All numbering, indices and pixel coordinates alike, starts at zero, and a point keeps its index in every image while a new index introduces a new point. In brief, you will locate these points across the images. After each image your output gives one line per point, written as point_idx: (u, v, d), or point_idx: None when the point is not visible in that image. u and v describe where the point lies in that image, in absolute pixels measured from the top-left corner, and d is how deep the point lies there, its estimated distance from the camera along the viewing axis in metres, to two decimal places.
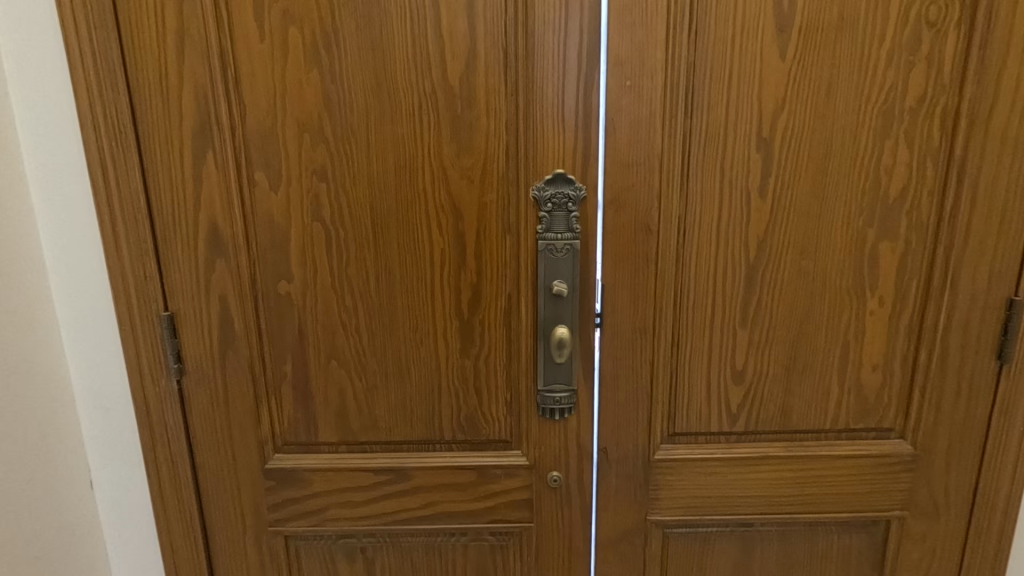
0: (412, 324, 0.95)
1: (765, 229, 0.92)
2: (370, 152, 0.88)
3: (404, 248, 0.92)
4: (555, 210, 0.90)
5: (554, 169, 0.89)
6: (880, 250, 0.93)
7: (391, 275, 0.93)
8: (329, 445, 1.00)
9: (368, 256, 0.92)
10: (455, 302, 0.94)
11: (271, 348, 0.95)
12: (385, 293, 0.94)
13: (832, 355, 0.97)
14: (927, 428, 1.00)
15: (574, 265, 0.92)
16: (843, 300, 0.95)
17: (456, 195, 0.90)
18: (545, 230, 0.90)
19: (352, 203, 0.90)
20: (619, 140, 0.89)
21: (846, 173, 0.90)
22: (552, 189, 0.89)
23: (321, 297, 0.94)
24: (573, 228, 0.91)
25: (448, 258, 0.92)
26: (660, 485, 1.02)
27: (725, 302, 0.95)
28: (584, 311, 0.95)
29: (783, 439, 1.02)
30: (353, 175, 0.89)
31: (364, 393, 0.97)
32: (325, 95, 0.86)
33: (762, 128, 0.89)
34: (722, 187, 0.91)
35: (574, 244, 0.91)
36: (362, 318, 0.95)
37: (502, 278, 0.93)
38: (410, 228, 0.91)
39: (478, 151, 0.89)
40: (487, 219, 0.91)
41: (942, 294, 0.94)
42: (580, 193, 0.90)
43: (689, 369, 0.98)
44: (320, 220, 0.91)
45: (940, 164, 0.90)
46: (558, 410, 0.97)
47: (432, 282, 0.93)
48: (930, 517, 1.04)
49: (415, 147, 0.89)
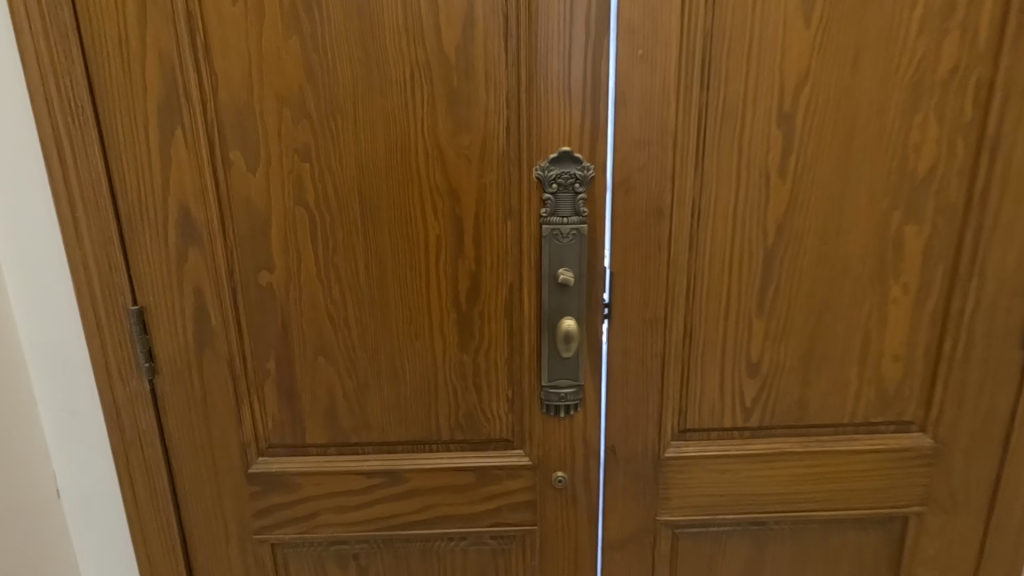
0: (406, 317, 0.88)
1: (784, 212, 0.86)
2: (358, 129, 0.80)
3: (396, 235, 0.85)
4: (561, 191, 0.83)
5: (560, 147, 0.81)
6: (906, 234, 0.87)
7: (382, 264, 0.85)
8: (318, 447, 0.93)
9: (356, 244, 0.85)
10: (452, 294, 0.87)
11: (252, 345, 0.88)
12: (375, 285, 0.86)
13: (852, 345, 0.92)
14: (949, 421, 0.95)
15: (582, 253, 0.85)
16: (866, 287, 0.89)
17: (452, 176, 0.83)
18: (549, 213, 0.83)
19: (338, 185, 0.82)
20: (630, 116, 0.82)
21: (871, 151, 0.84)
22: (558, 169, 0.82)
23: (307, 289, 0.86)
24: (580, 211, 0.83)
25: (444, 245, 0.85)
26: (670, 483, 0.97)
27: (741, 291, 0.89)
28: (591, 302, 0.88)
29: (800, 434, 0.96)
30: (339, 155, 0.81)
31: (354, 392, 0.90)
32: (306, 65, 0.78)
33: (784, 102, 0.82)
34: (740, 167, 0.84)
35: (581, 229, 0.84)
36: (352, 311, 0.87)
37: (502, 267, 0.86)
38: (402, 213, 0.84)
39: (476, 128, 0.81)
40: (486, 202, 0.84)
41: (969, 279, 0.89)
42: (587, 172, 0.82)
43: (702, 362, 0.92)
44: (303, 205, 0.83)
45: (972, 141, 0.84)
46: (564, 407, 0.91)
47: (427, 272, 0.86)
48: (950, 512, 1.00)
49: (407, 123, 0.80)
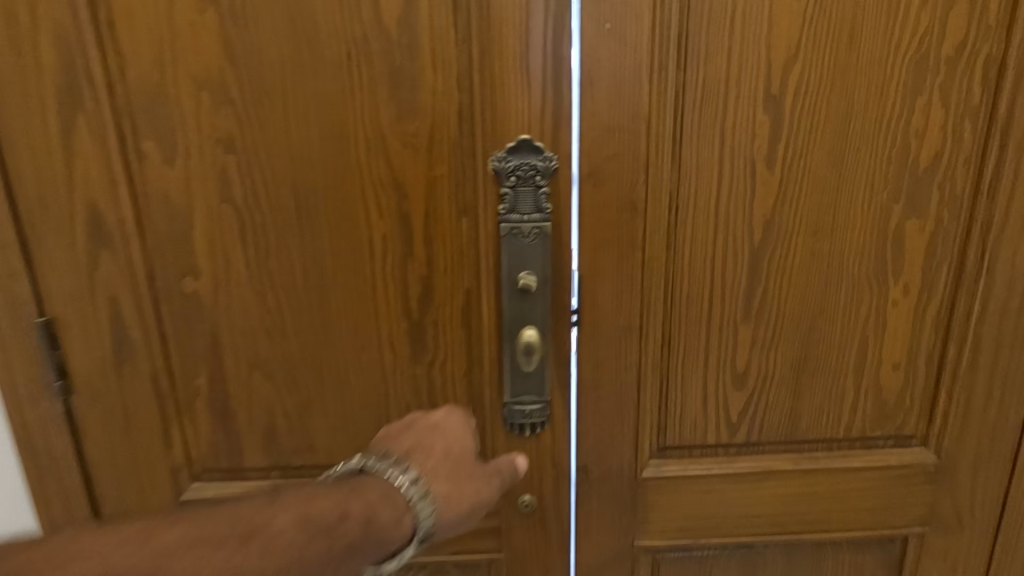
0: (351, 327, 0.79)
1: (772, 206, 0.77)
2: (289, 115, 0.71)
3: (338, 235, 0.75)
4: (520, 184, 0.73)
5: (518, 135, 0.72)
6: (907, 230, 0.78)
7: (322, 268, 0.76)
8: (257, 472, 0.83)
9: (292, 246, 0.75)
10: (402, 301, 0.78)
11: (178, 359, 0.78)
12: (316, 291, 0.77)
13: (848, 353, 0.83)
14: (953, 434, 0.87)
15: (545, 254, 0.76)
16: (862, 289, 0.81)
17: (399, 169, 0.74)
18: (508, 210, 0.74)
19: (270, 180, 0.73)
20: (597, 99, 0.72)
21: (870, 138, 0.75)
22: (517, 160, 0.72)
23: (238, 296, 0.77)
24: (543, 207, 0.74)
25: (391, 246, 0.76)
26: (649, 505, 0.89)
27: (724, 294, 0.80)
28: (558, 308, 0.79)
29: (790, 451, 0.88)
30: (268, 144, 0.72)
31: (296, 410, 0.81)
32: (226, 42, 0.68)
33: (771, 83, 0.73)
34: (722, 157, 0.75)
35: (544, 227, 0.75)
36: (289, 321, 0.78)
37: (457, 270, 0.77)
38: (343, 210, 0.74)
39: (424, 114, 0.72)
40: (437, 198, 0.75)
41: (976, 280, 0.80)
42: (550, 164, 0.73)
43: (682, 373, 0.84)
44: (230, 202, 0.73)
45: (981, 125, 0.75)
46: (529, 425, 0.82)
47: (373, 277, 0.77)
48: (954, 533, 0.92)
49: (345, 108, 0.71)
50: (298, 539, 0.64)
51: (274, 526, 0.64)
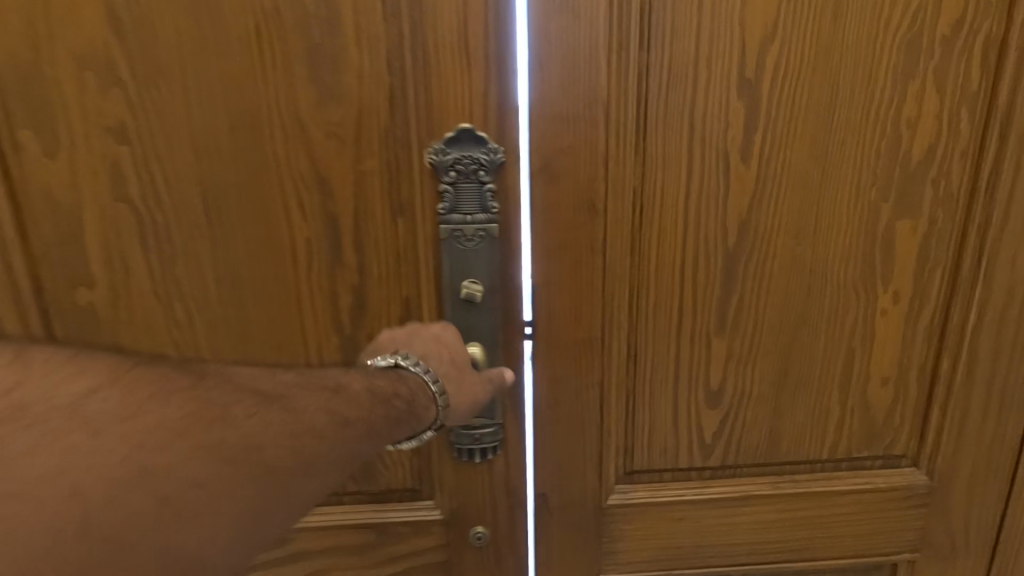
0: (273, 343, 0.69)
1: (748, 205, 0.69)
2: (190, 100, 0.61)
3: (254, 239, 0.66)
4: (461, 180, 0.64)
5: (458, 124, 0.63)
6: (897, 232, 0.70)
7: (238, 277, 0.67)
8: None
9: (202, 251, 0.66)
10: (332, 313, 0.69)
11: None
12: (232, 303, 0.68)
13: (833, 367, 0.75)
14: (946, 454, 0.79)
15: (492, 260, 0.67)
16: (849, 296, 0.72)
17: (322, 164, 0.64)
18: (448, 210, 0.65)
19: (171, 175, 0.63)
20: (549, 83, 0.64)
21: (856, 128, 0.67)
22: (456, 152, 0.64)
23: (140, 310, 0.67)
24: (489, 206, 0.66)
25: (317, 251, 0.67)
26: (616, 535, 0.80)
27: (696, 303, 0.72)
28: (508, 320, 0.71)
29: (770, 474, 0.80)
30: (168, 135, 0.62)
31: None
32: (112, 14, 0.58)
33: (746, 65, 0.64)
34: (691, 150, 0.67)
35: (489, 229, 0.66)
36: (203, 337, 0.69)
37: (393, 278, 0.68)
38: (259, 211, 0.65)
39: (349, 100, 0.62)
40: (368, 196, 0.65)
41: (972, 286, 0.73)
42: (495, 157, 0.64)
43: (650, 391, 0.75)
44: (125, 201, 0.64)
45: (979, 114, 0.67)
46: (479, 450, 0.74)
47: (297, 286, 0.68)
48: (946, 559, 0.84)
49: (256, 92, 0.61)
50: (364, 399, 0.55)
51: (346, 392, 0.54)
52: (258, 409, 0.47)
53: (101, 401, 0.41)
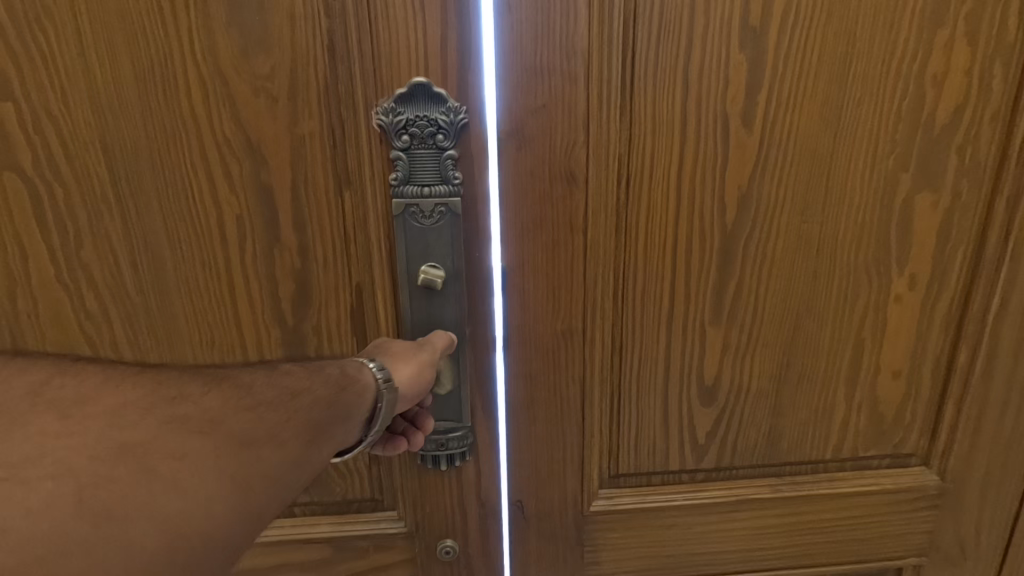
0: (201, 336, 0.61)
1: (749, 175, 0.60)
2: (85, 49, 0.52)
3: (176, 216, 0.57)
4: (417, 144, 0.56)
5: (412, 78, 0.54)
6: (916, 206, 0.62)
7: (157, 259, 0.58)
8: None
9: (113, 230, 0.57)
10: (272, 302, 0.60)
11: None
12: (153, 290, 0.59)
13: (840, 359, 0.67)
14: (960, 453, 0.72)
15: (454, 240, 0.59)
16: (860, 281, 0.64)
17: (248, 126, 0.55)
18: (403, 180, 0.57)
19: (71, 141, 0.54)
20: (518, 31, 0.54)
21: (873, 85, 0.58)
22: (410, 112, 0.55)
23: (41, 299, 0.59)
24: (450, 176, 0.57)
25: (250, 228, 0.58)
26: (599, 544, 0.73)
27: (690, 288, 0.63)
28: (476, 309, 0.62)
29: (768, 476, 0.72)
30: (64, 92, 0.53)
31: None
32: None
33: (750, 11, 0.55)
34: (686, 111, 0.57)
35: (452, 204, 0.58)
36: (118, 330, 0.61)
37: (340, 261, 0.59)
38: (178, 182, 0.56)
39: (278, 48, 0.53)
40: (307, 165, 0.56)
41: (997, 268, 0.65)
42: (456, 117, 0.55)
43: (637, 387, 0.67)
44: (16, 170, 0.55)
45: (1016, 70, 0.58)
46: (445, 457, 0.66)
47: (228, 271, 0.59)
48: (956, 564, 0.78)
49: (166, 38, 0.52)
50: (299, 371, 0.47)
51: (279, 367, 0.47)
52: (210, 385, 0.40)
53: (59, 388, 0.34)
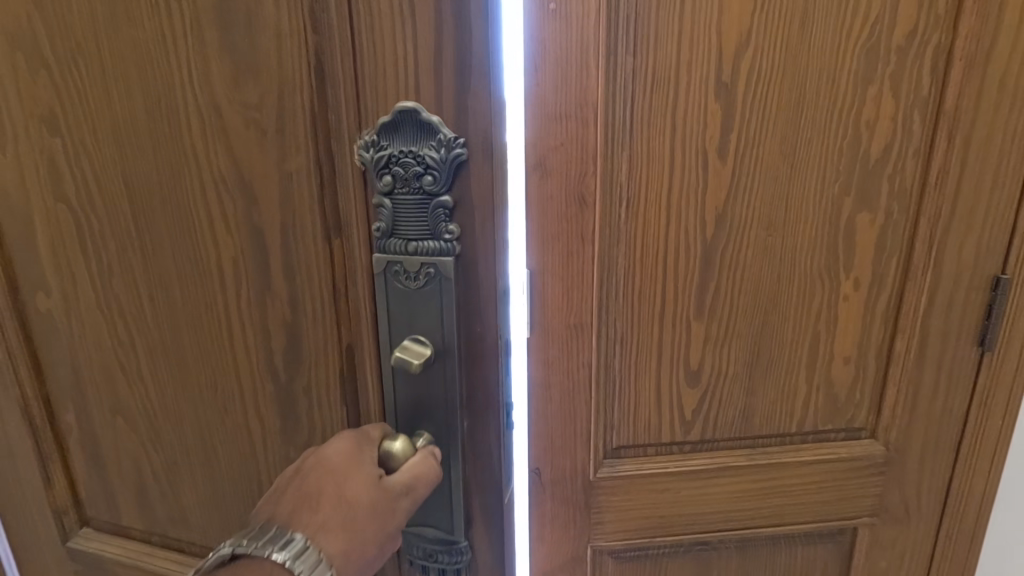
0: (201, 346, 0.77)
1: (724, 199, 0.75)
2: (121, 114, 0.69)
3: (175, 237, 0.72)
4: (398, 185, 0.63)
5: (398, 107, 0.61)
6: (858, 222, 0.77)
7: (169, 289, 0.75)
8: (138, 530, 0.91)
9: (135, 265, 0.75)
10: (262, 311, 0.73)
11: (54, 394, 0.86)
12: (161, 302, 0.76)
13: (801, 349, 0.82)
14: (901, 427, 0.87)
15: (442, 307, 0.66)
16: (813, 283, 0.79)
17: (241, 159, 0.68)
18: (389, 231, 0.65)
19: (104, 192, 0.73)
20: (545, 86, 0.69)
21: (821, 127, 0.73)
22: (393, 149, 0.63)
23: (86, 317, 0.80)
24: (437, 232, 0.64)
25: (242, 269, 0.72)
26: (603, 507, 0.86)
27: (676, 291, 0.78)
28: (476, 377, 0.69)
29: (744, 447, 0.87)
30: (99, 155, 0.71)
31: (156, 457, 0.84)
32: (38, 50, 0.69)
33: (723, 71, 0.70)
34: (673, 142, 0.72)
35: (434, 268, 0.65)
36: (138, 341, 0.79)
37: (326, 293, 0.71)
38: (184, 209, 0.71)
39: (265, 91, 0.65)
40: (293, 197, 0.68)
41: (924, 273, 0.79)
42: (439, 152, 0.61)
43: (634, 371, 0.81)
44: (67, 205, 0.75)
45: (931, 116, 0.74)
46: (436, 567, 0.77)
47: (221, 289, 0.73)
48: (902, 523, 0.92)
49: (178, 92, 0.67)
50: None
51: None
52: None
53: None
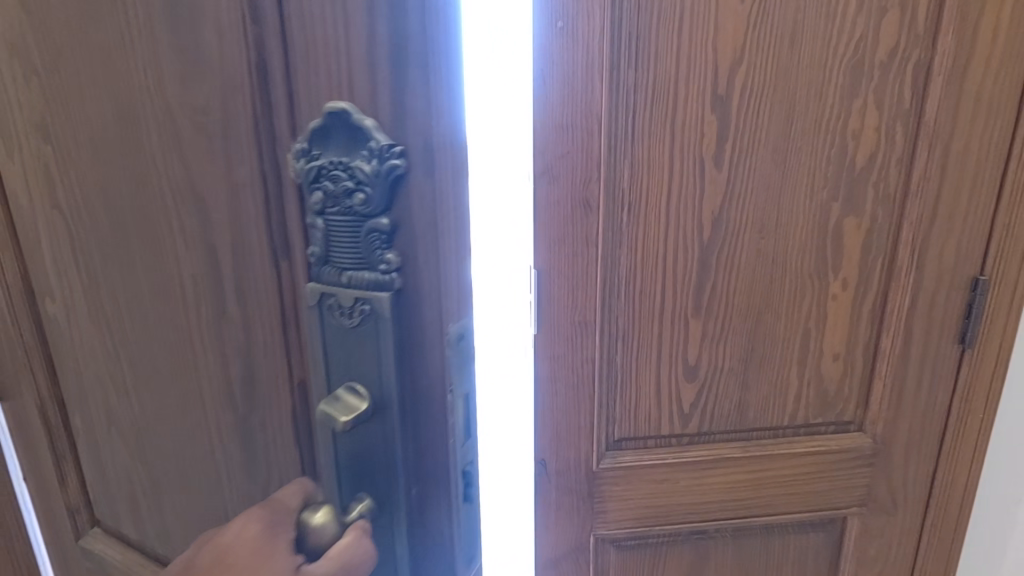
0: (173, 368, 0.70)
1: (720, 204, 0.79)
2: (95, 116, 0.63)
3: (145, 250, 0.66)
4: (328, 203, 0.48)
5: (330, 108, 0.47)
6: (845, 227, 0.82)
7: (143, 306, 0.69)
8: (134, 538, 0.88)
9: (115, 278, 0.70)
10: (229, 334, 0.65)
11: (67, 398, 0.85)
12: (138, 317, 0.71)
13: (792, 345, 0.87)
14: (887, 421, 0.91)
15: (381, 353, 0.51)
16: (804, 283, 0.84)
17: (197, 166, 0.59)
18: (321, 258, 0.51)
19: (88, 199, 0.68)
20: (553, 98, 0.74)
21: (811, 138, 0.78)
22: (325, 158, 0.48)
23: (83, 327, 0.77)
24: (376, 262, 0.49)
25: (201, 289, 0.64)
26: (605, 497, 0.91)
27: (676, 290, 0.82)
28: (426, 438, 0.54)
29: (739, 439, 0.91)
30: (80, 161, 0.67)
31: (143, 473, 0.80)
32: (26, 52, 0.65)
33: (719, 84, 0.75)
34: (672, 150, 0.77)
35: (371, 306, 0.50)
36: (124, 357, 0.75)
37: (278, 322, 0.60)
38: (149, 222, 0.64)
39: (213, 84, 0.54)
40: (245, 209, 0.57)
41: (908, 276, 0.84)
42: (376, 163, 0.46)
43: (636, 366, 0.86)
44: (59, 211, 0.72)
45: (912, 127, 0.79)
46: None
47: (184, 307, 0.66)
48: (889, 513, 0.97)
49: (138, 92, 0.59)
50: None
51: None
52: None
53: None
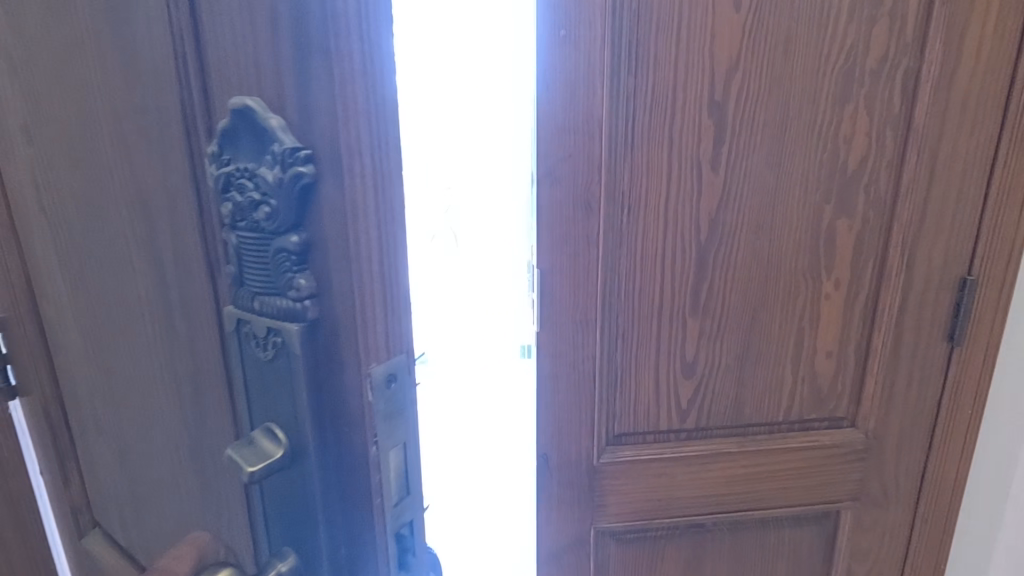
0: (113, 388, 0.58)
1: (717, 206, 0.82)
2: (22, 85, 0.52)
3: (83, 243, 0.53)
4: (238, 214, 0.36)
5: (240, 93, 0.34)
6: (838, 229, 0.85)
7: (84, 312, 0.57)
8: (115, 541, 0.70)
9: (62, 278, 0.59)
10: (160, 362, 0.50)
11: (36, 412, 0.75)
12: (82, 324, 0.58)
13: (787, 343, 0.90)
14: (879, 417, 0.94)
15: (294, 403, 0.38)
16: (797, 283, 0.87)
17: (100, 173, 0.47)
18: (236, 281, 0.39)
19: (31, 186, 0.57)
20: (557, 103, 0.77)
21: (804, 143, 0.81)
22: (235, 158, 0.35)
23: (45, 334, 0.67)
24: (284, 290, 0.36)
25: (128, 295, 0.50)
26: (606, 491, 0.93)
27: (675, 288, 0.85)
28: (352, 512, 0.39)
29: (736, 435, 0.94)
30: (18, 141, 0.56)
31: (109, 493, 0.67)
32: None
33: (715, 90, 0.78)
34: (670, 154, 0.79)
35: (281, 346, 0.37)
36: (79, 370, 0.63)
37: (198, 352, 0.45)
38: (82, 211, 0.52)
39: (109, 58, 0.42)
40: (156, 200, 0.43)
41: (899, 276, 0.87)
42: (283, 168, 0.33)
43: (636, 363, 0.88)
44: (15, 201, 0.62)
45: (901, 132, 0.82)
46: None
47: (117, 316, 0.52)
48: (881, 507, 1.00)
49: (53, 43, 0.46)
50: None
51: None
52: None
53: None
